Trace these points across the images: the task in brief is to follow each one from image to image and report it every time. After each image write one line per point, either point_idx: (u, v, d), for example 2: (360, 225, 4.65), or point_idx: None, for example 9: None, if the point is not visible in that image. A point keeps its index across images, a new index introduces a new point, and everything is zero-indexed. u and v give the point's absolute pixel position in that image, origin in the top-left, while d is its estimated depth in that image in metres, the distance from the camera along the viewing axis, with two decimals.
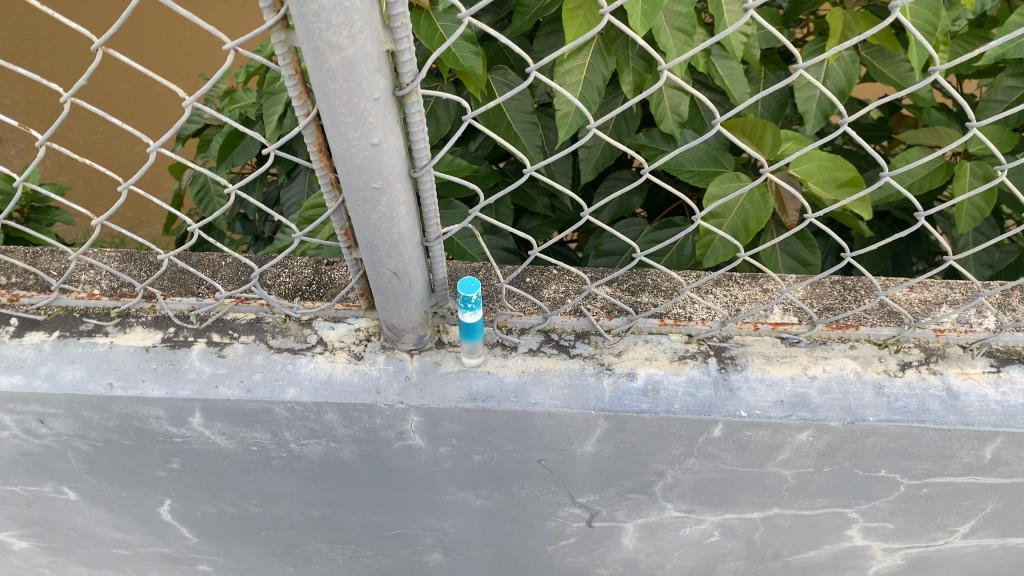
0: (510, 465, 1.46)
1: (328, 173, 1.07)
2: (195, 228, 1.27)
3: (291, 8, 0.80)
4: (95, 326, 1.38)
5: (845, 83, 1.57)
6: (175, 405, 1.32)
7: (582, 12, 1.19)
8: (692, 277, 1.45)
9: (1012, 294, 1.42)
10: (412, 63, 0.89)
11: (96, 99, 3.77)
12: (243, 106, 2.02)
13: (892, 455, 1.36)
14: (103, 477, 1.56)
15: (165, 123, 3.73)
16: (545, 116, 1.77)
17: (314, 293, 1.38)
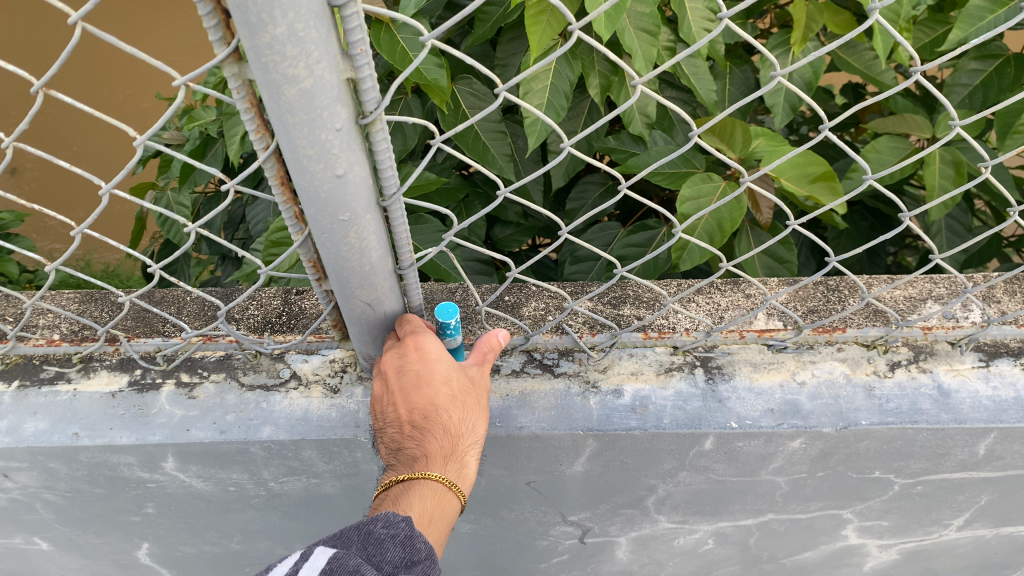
0: (498, 489, 1.41)
1: (292, 206, 1.02)
2: (156, 268, 1.22)
3: (242, 40, 0.75)
4: (57, 374, 1.31)
5: (812, 75, 1.53)
6: (146, 451, 1.26)
7: (546, 17, 1.13)
8: (674, 287, 1.41)
9: (996, 285, 1.41)
10: (375, 90, 0.84)
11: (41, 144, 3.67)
12: (202, 124, 1.95)
13: (886, 457, 1.33)
14: (75, 526, 1.50)
15: (115, 166, 3.67)
16: (512, 123, 1.74)
17: (285, 326, 1.34)
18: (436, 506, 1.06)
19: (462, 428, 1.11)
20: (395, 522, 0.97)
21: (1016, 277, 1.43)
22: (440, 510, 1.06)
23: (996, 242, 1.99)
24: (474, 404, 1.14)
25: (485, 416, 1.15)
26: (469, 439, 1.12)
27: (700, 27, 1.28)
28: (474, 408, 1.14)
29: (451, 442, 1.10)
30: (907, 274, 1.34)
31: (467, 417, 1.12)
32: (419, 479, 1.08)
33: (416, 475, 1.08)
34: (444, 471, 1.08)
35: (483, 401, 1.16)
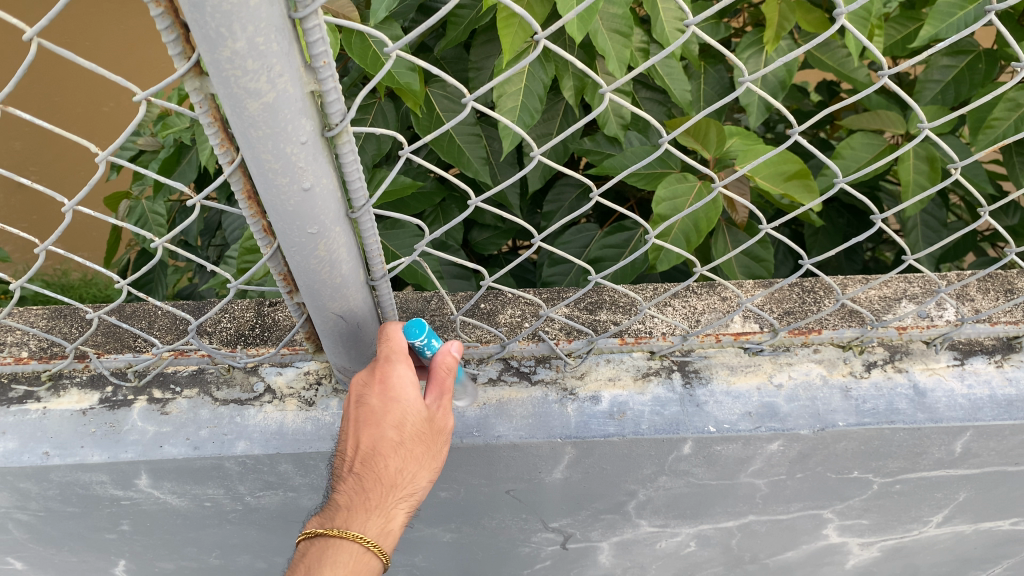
0: (477, 498, 1.41)
1: (260, 219, 1.00)
2: (125, 282, 1.20)
3: (202, 54, 0.74)
4: (26, 392, 1.29)
5: (785, 74, 1.52)
6: (119, 469, 1.24)
7: (517, 20, 1.12)
8: (650, 291, 1.40)
9: (969, 284, 1.42)
10: (340, 101, 0.83)
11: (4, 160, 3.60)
12: (175, 132, 1.93)
13: (863, 457, 1.34)
14: (49, 545, 1.47)
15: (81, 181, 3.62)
16: (487, 126, 1.73)
17: (258, 338, 1.32)
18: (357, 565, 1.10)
19: (400, 481, 1.12)
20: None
21: (989, 275, 1.44)
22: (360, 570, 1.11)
23: (971, 237, 2.00)
24: (426, 451, 1.13)
25: (432, 463, 1.14)
26: (407, 489, 1.13)
27: (672, 28, 1.27)
28: (424, 456, 1.13)
29: (384, 497, 1.12)
30: (881, 274, 1.34)
31: (411, 468, 1.12)
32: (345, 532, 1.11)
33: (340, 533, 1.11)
34: (370, 530, 1.12)
35: (438, 445, 1.15)
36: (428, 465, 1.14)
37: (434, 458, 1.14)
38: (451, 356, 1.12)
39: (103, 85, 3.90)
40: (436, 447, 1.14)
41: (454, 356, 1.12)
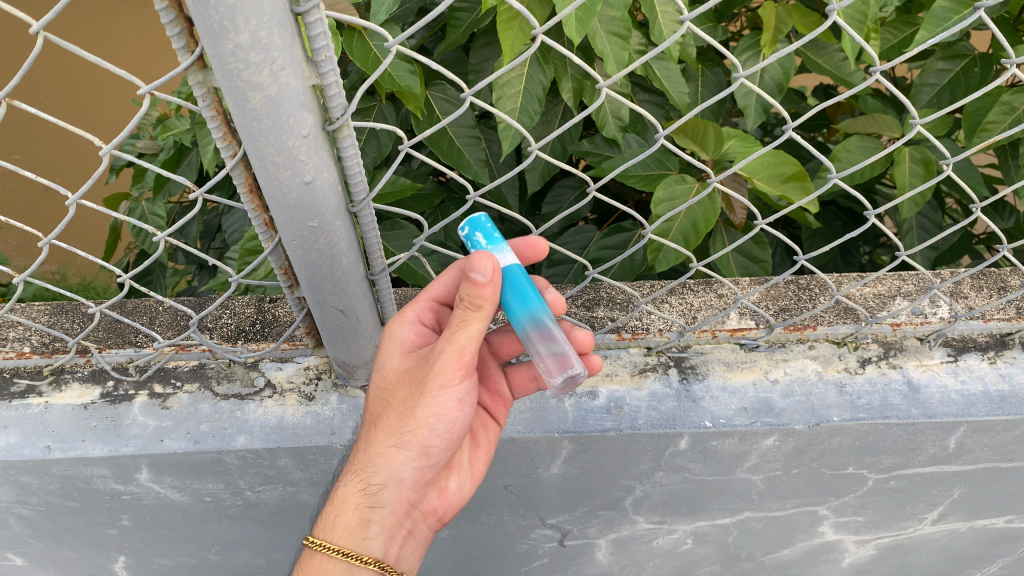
0: (476, 493, 1.42)
1: (261, 213, 1.02)
2: (126, 277, 1.21)
3: (206, 48, 0.75)
4: (28, 387, 1.30)
5: (782, 76, 1.53)
6: (120, 463, 1.25)
7: (516, 22, 1.13)
8: (647, 288, 1.42)
9: (963, 281, 1.43)
10: (341, 96, 0.85)
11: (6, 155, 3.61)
12: (176, 133, 1.94)
13: (858, 453, 1.35)
14: (49, 540, 1.48)
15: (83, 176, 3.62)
16: (487, 128, 1.74)
17: (258, 334, 1.34)
18: (312, 562, 1.12)
19: (358, 457, 1.13)
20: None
21: (981, 272, 1.45)
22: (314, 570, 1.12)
23: (966, 239, 2.01)
24: (388, 413, 1.12)
25: (390, 428, 1.10)
26: (364, 464, 1.11)
27: (670, 30, 1.28)
28: (382, 421, 1.12)
29: (344, 474, 1.14)
30: (876, 271, 1.36)
31: (370, 441, 1.13)
32: (321, 527, 1.14)
33: (311, 537, 1.13)
34: (329, 522, 1.13)
35: (405, 404, 1.10)
36: (387, 430, 1.11)
37: (394, 419, 1.10)
38: (471, 284, 0.97)
39: (102, 87, 3.91)
40: (405, 409, 1.09)
41: (481, 288, 0.97)
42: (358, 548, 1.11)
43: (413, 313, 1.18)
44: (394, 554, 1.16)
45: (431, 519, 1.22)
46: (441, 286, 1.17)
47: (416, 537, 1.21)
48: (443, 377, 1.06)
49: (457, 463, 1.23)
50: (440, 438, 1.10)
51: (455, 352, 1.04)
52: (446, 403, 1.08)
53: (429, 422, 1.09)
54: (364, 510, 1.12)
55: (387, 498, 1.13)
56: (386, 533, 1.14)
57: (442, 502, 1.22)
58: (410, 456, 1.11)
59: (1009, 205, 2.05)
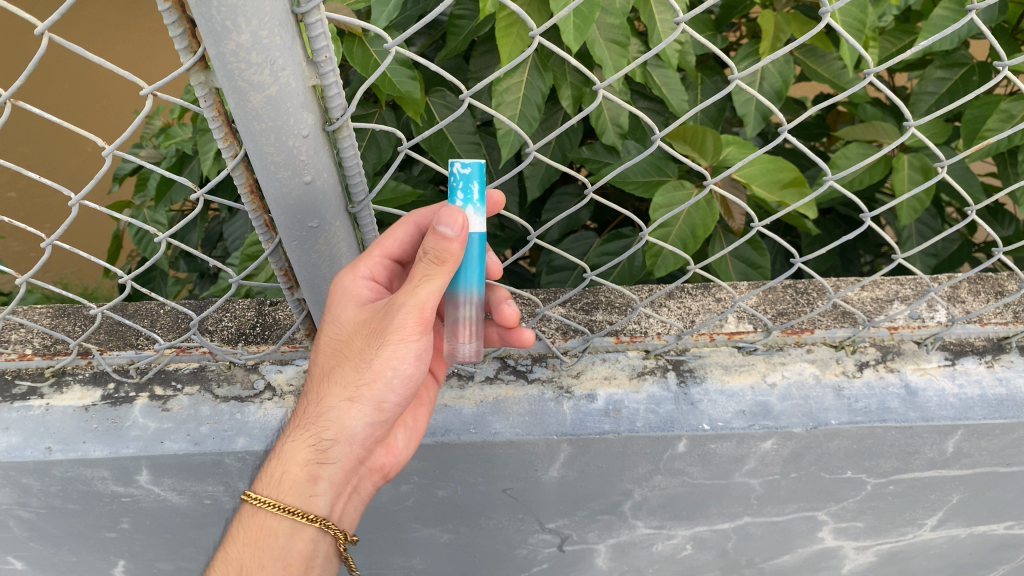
0: (475, 497, 1.42)
1: (262, 214, 1.02)
2: (128, 279, 1.22)
3: (207, 48, 0.76)
4: (30, 389, 1.31)
5: (781, 84, 1.54)
6: (120, 464, 1.26)
7: (516, 29, 1.15)
8: (646, 292, 1.43)
9: (960, 286, 1.44)
10: (341, 97, 0.86)
11: (13, 157, 3.63)
12: (178, 141, 1.95)
13: (857, 457, 1.35)
14: (49, 543, 1.48)
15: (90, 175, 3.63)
16: (487, 135, 1.75)
17: (259, 336, 1.35)
18: (247, 517, 1.12)
19: (309, 412, 1.09)
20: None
21: (978, 276, 1.47)
22: (250, 522, 1.11)
23: (966, 247, 2.01)
24: (339, 364, 1.07)
25: (343, 382, 1.07)
26: (315, 419, 1.08)
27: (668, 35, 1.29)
28: (334, 374, 1.07)
29: (292, 431, 1.10)
30: (873, 275, 1.37)
31: (320, 394, 1.08)
32: (259, 483, 1.11)
33: (251, 494, 1.11)
34: (274, 480, 1.10)
35: (359, 354, 1.06)
36: (339, 383, 1.07)
37: (347, 370, 1.06)
38: (438, 238, 0.96)
39: (105, 95, 3.92)
40: (358, 361, 1.06)
41: (450, 243, 0.96)
42: (304, 505, 1.09)
43: (369, 269, 1.09)
44: (339, 512, 1.14)
45: (377, 476, 1.18)
46: (395, 243, 1.11)
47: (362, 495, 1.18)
48: (403, 331, 1.03)
49: (403, 420, 1.21)
50: (394, 393, 1.08)
51: (418, 305, 1.02)
52: (403, 358, 1.06)
53: (386, 375, 1.06)
54: (313, 467, 1.09)
55: (337, 454, 1.10)
56: (334, 491, 1.12)
57: (389, 459, 1.18)
58: (363, 410, 1.08)
59: (1010, 212, 2.04)
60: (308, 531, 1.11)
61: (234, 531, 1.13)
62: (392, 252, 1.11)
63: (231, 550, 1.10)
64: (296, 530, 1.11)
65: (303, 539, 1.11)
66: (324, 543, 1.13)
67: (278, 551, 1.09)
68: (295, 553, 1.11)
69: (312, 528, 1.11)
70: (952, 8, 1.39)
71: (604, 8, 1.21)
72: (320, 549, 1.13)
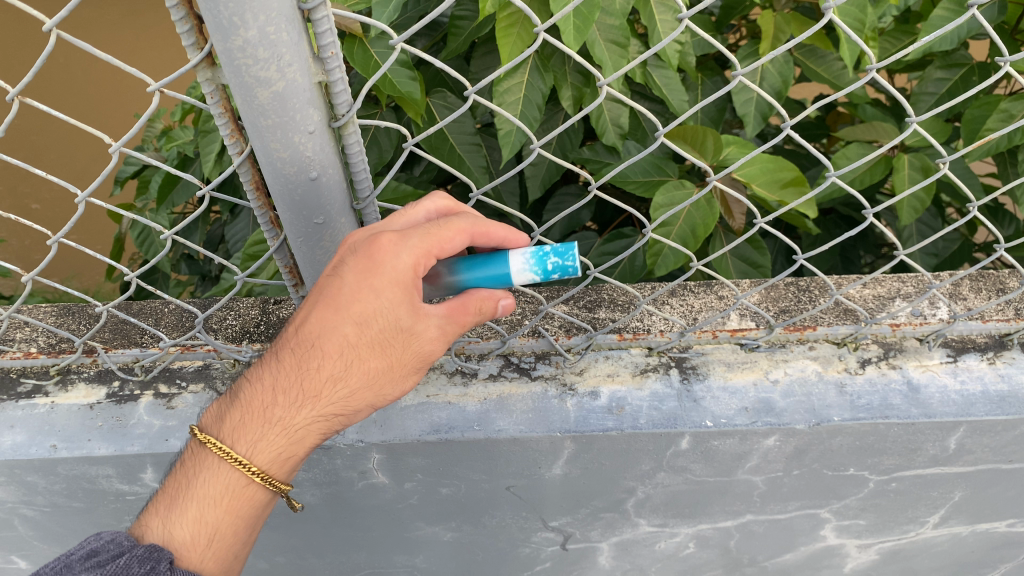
0: (478, 495, 1.42)
1: (267, 211, 1.03)
2: (133, 277, 1.23)
3: (214, 44, 0.77)
4: (34, 387, 1.31)
5: (780, 84, 1.54)
6: (125, 462, 1.26)
7: (516, 29, 1.15)
8: (648, 289, 1.43)
9: (961, 283, 1.45)
10: (347, 93, 0.86)
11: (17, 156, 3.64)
12: (180, 143, 1.96)
13: (859, 453, 1.36)
14: (53, 542, 1.49)
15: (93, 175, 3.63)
16: (489, 136, 1.76)
17: (263, 335, 1.35)
18: (209, 464, 1.03)
19: (323, 401, 0.99)
20: (121, 543, 0.98)
21: (980, 274, 1.47)
22: (215, 471, 1.02)
23: (967, 247, 2.02)
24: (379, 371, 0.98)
25: (376, 390, 0.99)
26: (331, 413, 1.00)
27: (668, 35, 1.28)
28: (373, 379, 0.98)
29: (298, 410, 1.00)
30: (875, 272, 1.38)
31: (347, 393, 0.98)
32: (238, 442, 1.02)
33: (221, 447, 1.02)
34: (265, 455, 1.01)
35: (401, 362, 0.98)
36: (372, 390, 0.99)
37: (384, 380, 0.99)
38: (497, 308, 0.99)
39: (105, 97, 3.93)
40: (393, 373, 0.99)
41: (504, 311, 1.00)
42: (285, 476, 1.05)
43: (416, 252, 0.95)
44: None
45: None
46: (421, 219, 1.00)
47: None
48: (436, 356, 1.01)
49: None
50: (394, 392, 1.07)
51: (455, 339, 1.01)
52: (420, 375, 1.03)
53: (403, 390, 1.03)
54: (309, 449, 1.04)
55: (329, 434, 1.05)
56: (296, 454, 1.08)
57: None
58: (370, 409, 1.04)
59: (1010, 212, 2.05)
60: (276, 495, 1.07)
61: (195, 480, 1.03)
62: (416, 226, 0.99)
63: (205, 512, 1.02)
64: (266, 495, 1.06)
65: (267, 503, 1.07)
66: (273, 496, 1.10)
67: (254, 518, 1.05)
68: (263, 517, 1.07)
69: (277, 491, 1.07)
70: (951, 8, 1.40)
71: (604, 8, 1.21)
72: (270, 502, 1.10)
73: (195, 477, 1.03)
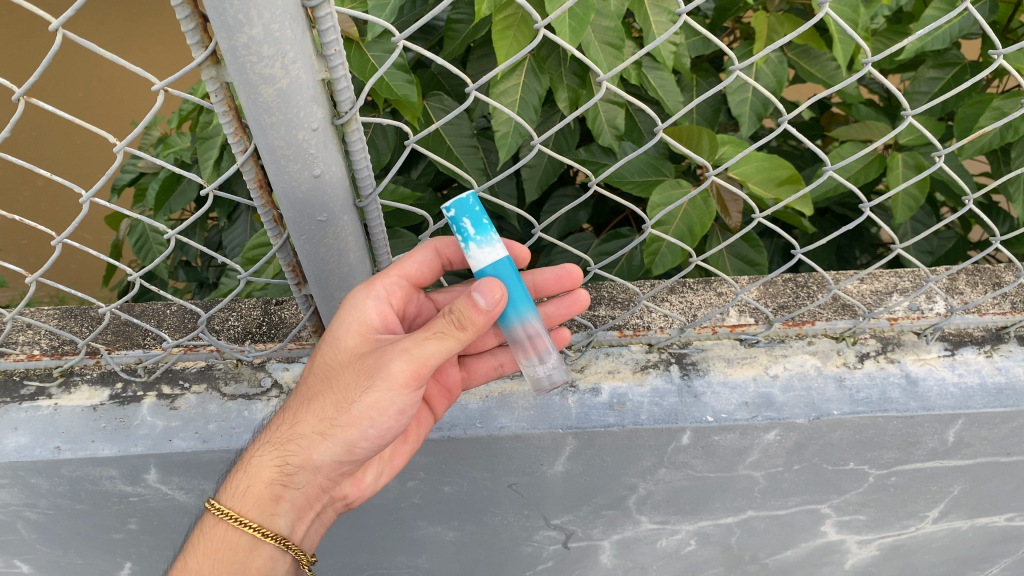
0: (480, 493, 1.43)
1: (270, 210, 1.04)
2: (136, 278, 1.24)
3: (219, 42, 0.77)
4: (38, 389, 1.31)
5: (775, 84, 1.55)
6: (129, 463, 1.26)
7: (512, 31, 1.16)
8: (648, 286, 1.45)
9: (958, 278, 1.46)
10: (350, 90, 0.87)
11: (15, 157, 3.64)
12: (178, 150, 1.97)
13: (858, 447, 1.37)
14: (56, 546, 1.49)
15: (90, 178, 3.63)
16: (486, 138, 1.77)
17: (265, 335, 1.36)
18: (208, 522, 1.16)
19: (281, 432, 1.11)
20: None
21: (976, 269, 1.49)
22: (208, 524, 1.15)
23: (962, 244, 2.03)
24: (322, 395, 1.09)
25: (320, 415, 1.08)
26: (285, 442, 1.10)
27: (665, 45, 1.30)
28: (313, 403, 1.09)
29: (260, 447, 1.13)
30: (872, 267, 1.39)
31: (296, 419, 1.10)
32: (224, 493, 1.14)
33: (217, 503, 1.13)
34: (238, 491, 1.13)
35: (346, 384, 1.07)
36: (317, 414, 1.08)
37: (328, 404, 1.08)
38: (469, 304, 0.96)
39: (100, 103, 3.93)
40: (338, 397, 1.07)
41: (477, 311, 0.96)
42: (264, 522, 1.13)
43: (384, 288, 1.12)
44: (301, 533, 1.18)
45: (340, 503, 1.22)
46: (414, 265, 1.16)
47: (320, 518, 1.22)
48: (394, 380, 1.04)
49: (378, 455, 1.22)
50: (370, 437, 1.09)
51: (412, 359, 1.02)
52: (384, 409, 1.07)
53: (363, 422, 1.07)
54: (274, 485, 1.12)
55: (303, 479, 1.12)
56: (294, 513, 1.15)
57: (355, 492, 1.21)
58: (334, 448, 1.10)
59: (1004, 210, 2.06)
60: (266, 548, 1.14)
61: (196, 538, 1.17)
62: (410, 274, 1.16)
63: (191, 560, 1.13)
64: (256, 546, 1.14)
65: (261, 555, 1.15)
66: (283, 561, 1.17)
67: (236, 568, 1.13)
68: (253, 569, 1.15)
69: (270, 545, 1.14)
70: (943, 8, 1.41)
71: (599, 10, 1.22)
72: (278, 566, 1.17)
73: (195, 539, 1.17)
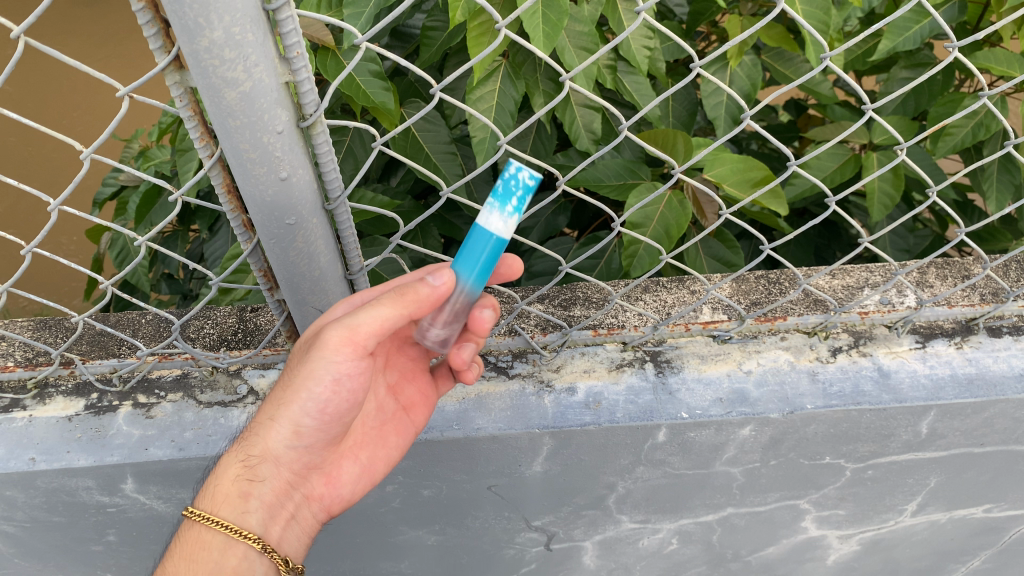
0: (460, 495, 1.43)
1: (240, 215, 1.05)
2: (109, 288, 1.23)
3: (182, 47, 0.78)
4: (11, 401, 1.31)
5: (750, 87, 1.56)
6: (105, 473, 1.26)
7: (487, 38, 1.15)
8: (621, 285, 1.46)
9: (928, 270, 1.49)
10: (314, 93, 0.88)
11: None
12: (157, 162, 1.96)
13: (834, 441, 1.38)
14: (34, 559, 1.48)
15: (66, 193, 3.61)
16: (463, 144, 1.78)
17: (241, 342, 1.36)
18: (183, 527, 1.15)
19: (245, 430, 1.16)
20: None
21: (945, 262, 1.51)
22: (184, 531, 1.14)
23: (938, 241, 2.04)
24: (281, 382, 1.14)
25: (273, 398, 1.13)
26: (247, 434, 1.15)
27: (641, 53, 1.31)
28: (272, 390, 1.14)
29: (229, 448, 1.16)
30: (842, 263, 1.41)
31: (259, 412, 1.15)
32: (200, 497, 1.14)
33: (192, 508, 1.13)
34: (211, 493, 1.13)
35: (295, 371, 1.11)
36: (273, 400, 1.13)
37: (283, 387, 1.12)
38: (420, 282, 1.00)
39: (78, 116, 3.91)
40: (288, 380, 1.12)
41: (425, 286, 1.00)
42: (236, 520, 1.12)
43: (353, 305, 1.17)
44: (275, 535, 1.17)
45: (316, 507, 1.23)
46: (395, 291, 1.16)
47: (300, 524, 1.22)
48: (337, 348, 1.07)
49: (353, 457, 1.25)
50: (313, 414, 1.12)
51: (352, 327, 1.05)
52: (324, 379, 1.10)
53: (306, 394, 1.10)
54: (238, 482, 1.13)
55: (264, 470, 1.14)
56: (265, 510, 1.16)
57: (330, 492, 1.24)
58: (284, 427, 1.13)
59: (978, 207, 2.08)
60: (240, 547, 1.12)
61: (173, 544, 1.15)
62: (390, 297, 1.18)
63: (166, 562, 1.11)
64: (230, 545, 1.12)
65: (236, 555, 1.12)
66: (260, 564, 1.14)
67: (211, 567, 1.10)
68: (228, 569, 1.11)
69: (244, 544, 1.13)
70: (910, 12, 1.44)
71: (573, 16, 1.23)
72: (255, 569, 1.14)
73: (174, 545, 1.14)
